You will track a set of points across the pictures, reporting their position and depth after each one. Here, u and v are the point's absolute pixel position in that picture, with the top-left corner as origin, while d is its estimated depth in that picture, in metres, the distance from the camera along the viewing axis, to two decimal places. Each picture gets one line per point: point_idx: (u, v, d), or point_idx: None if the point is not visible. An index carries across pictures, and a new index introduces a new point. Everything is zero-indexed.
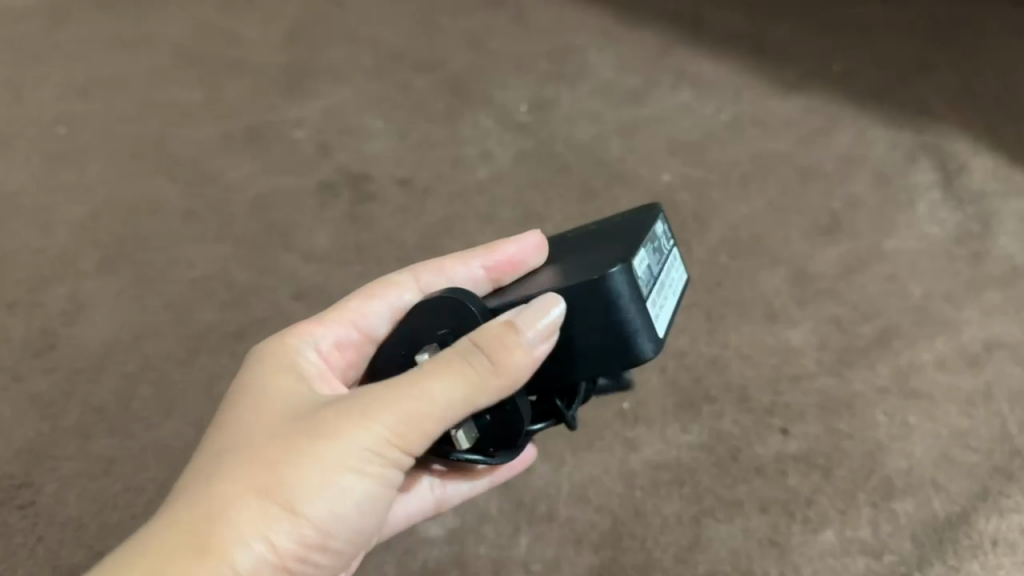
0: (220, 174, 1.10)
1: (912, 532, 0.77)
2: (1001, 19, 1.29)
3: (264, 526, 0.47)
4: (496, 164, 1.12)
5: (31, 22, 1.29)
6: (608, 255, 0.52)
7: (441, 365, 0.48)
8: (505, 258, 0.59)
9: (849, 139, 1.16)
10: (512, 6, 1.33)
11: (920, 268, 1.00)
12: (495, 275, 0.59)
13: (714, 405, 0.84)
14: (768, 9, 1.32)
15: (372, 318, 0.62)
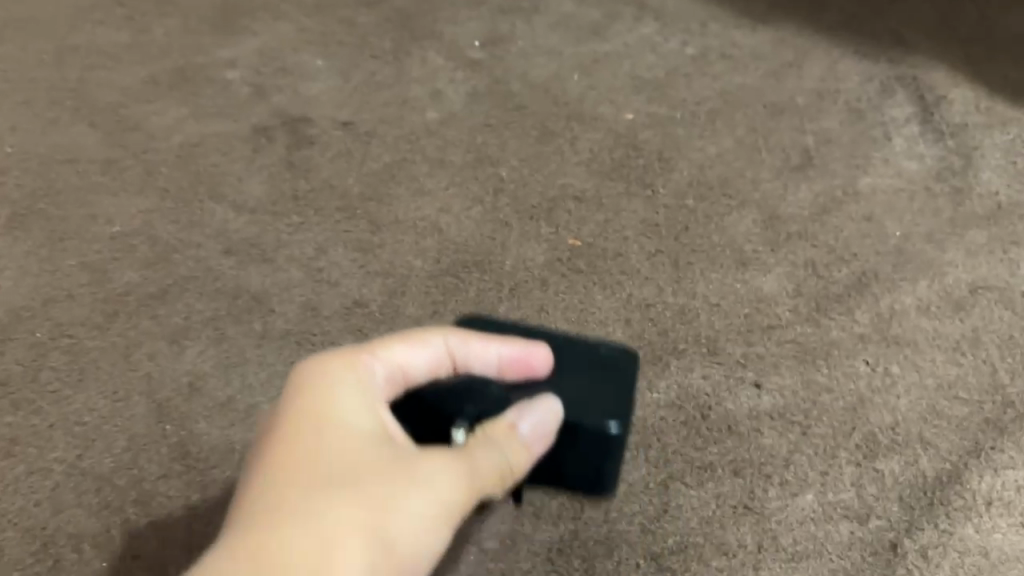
0: (146, 119, 1.00)
1: (900, 495, 0.69)
2: None
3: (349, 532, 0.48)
4: (447, 104, 1.04)
5: None
6: (597, 407, 0.61)
7: (478, 441, 0.54)
8: (518, 355, 0.61)
9: (822, 72, 1.09)
10: None
11: (898, 207, 0.93)
12: (503, 371, 0.61)
13: (683, 359, 0.77)
14: None
15: (412, 368, 0.57)
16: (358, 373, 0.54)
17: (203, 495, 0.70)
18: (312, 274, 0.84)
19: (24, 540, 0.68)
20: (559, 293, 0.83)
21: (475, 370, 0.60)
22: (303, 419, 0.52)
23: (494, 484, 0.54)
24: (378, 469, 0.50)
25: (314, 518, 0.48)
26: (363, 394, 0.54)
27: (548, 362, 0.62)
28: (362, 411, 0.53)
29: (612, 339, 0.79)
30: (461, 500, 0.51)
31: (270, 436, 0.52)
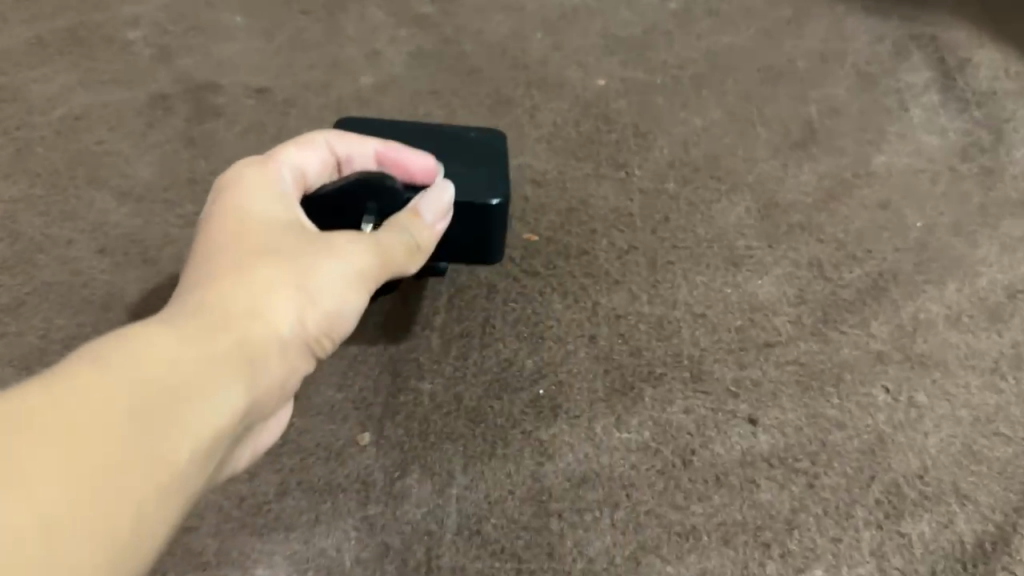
0: (24, 86, 0.84)
1: (934, 566, 0.56)
2: None
3: (280, 279, 0.44)
4: (384, 68, 0.88)
5: None
6: (483, 184, 0.60)
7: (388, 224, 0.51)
8: (396, 158, 0.58)
9: (825, 31, 0.93)
10: None
11: (916, 192, 0.78)
12: (381, 167, 0.58)
13: (660, 387, 0.62)
14: None
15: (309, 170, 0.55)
16: (267, 173, 0.51)
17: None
18: None
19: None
20: (506, 301, 0.67)
21: (358, 164, 0.58)
22: (215, 218, 0.47)
23: (407, 251, 0.51)
24: (299, 238, 0.46)
25: (234, 276, 0.43)
26: (273, 197, 0.50)
27: (429, 166, 0.58)
28: (271, 198, 0.49)
29: (574, 361, 0.63)
30: (375, 248, 0.48)
31: (196, 238, 0.47)
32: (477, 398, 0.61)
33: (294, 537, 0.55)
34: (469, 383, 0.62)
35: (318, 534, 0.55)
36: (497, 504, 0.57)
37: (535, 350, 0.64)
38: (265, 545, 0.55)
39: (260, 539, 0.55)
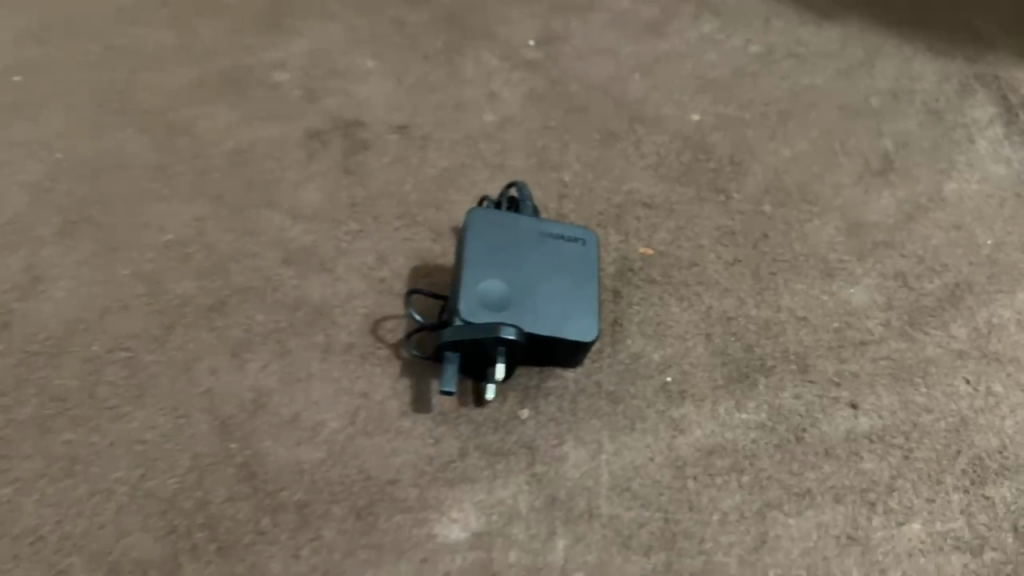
0: (195, 123, 0.97)
1: (1014, 523, 0.65)
2: None
3: None
4: (502, 107, 1.00)
5: None
6: (588, 319, 0.70)
7: None
8: None
9: (895, 72, 1.04)
10: None
11: (985, 215, 0.89)
12: None
13: (771, 377, 0.72)
14: None
15: None
16: None
17: (276, 519, 0.62)
18: (375, 284, 0.80)
19: (85, 567, 0.60)
20: (632, 306, 0.77)
21: None
22: None
23: None
24: None
25: None
26: None
27: None
28: None
29: (694, 354, 0.74)
30: None
31: None
32: (614, 384, 0.71)
33: (479, 487, 0.64)
34: (605, 371, 0.72)
35: (498, 486, 0.64)
36: (641, 466, 0.66)
37: (660, 345, 0.74)
38: (451, 494, 0.64)
39: (447, 489, 0.64)
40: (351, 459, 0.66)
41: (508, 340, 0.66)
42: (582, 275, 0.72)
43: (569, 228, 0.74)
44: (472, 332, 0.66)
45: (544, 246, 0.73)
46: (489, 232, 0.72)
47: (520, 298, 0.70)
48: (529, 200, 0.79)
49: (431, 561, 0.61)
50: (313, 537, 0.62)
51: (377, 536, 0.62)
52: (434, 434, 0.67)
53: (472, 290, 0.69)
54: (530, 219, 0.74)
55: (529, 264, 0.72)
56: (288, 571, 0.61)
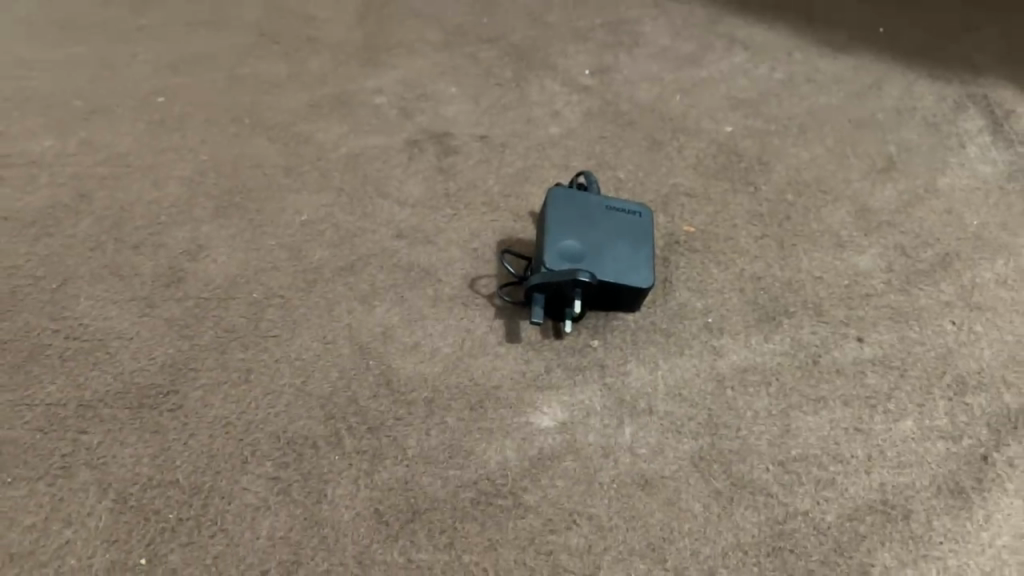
0: (314, 135, 1.12)
1: (987, 421, 0.83)
2: None
3: None
4: (566, 121, 1.17)
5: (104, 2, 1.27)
6: (647, 270, 0.87)
7: None
8: None
9: (898, 93, 1.22)
10: None
11: (973, 202, 1.06)
12: None
13: (793, 318, 0.90)
14: None
15: None
16: None
17: (410, 409, 0.83)
18: (471, 253, 0.98)
19: (268, 440, 0.81)
20: (679, 268, 0.95)
21: None
22: None
23: None
24: None
25: None
26: None
27: None
28: None
29: (729, 303, 0.92)
30: None
31: None
32: (667, 322, 0.89)
33: (564, 391, 0.84)
34: (658, 314, 0.90)
35: (578, 390, 0.84)
36: (689, 378, 0.85)
37: (702, 295, 0.92)
38: (541, 395, 0.84)
39: (539, 392, 0.84)
40: (464, 371, 0.86)
41: (584, 282, 0.83)
42: (640, 238, 0.90)
43: (628, 204, 0.92)
44: (555, 275, 0.84)
45: (608, 217, 0.91)
46: (565, 206, 0.91)
47: (592, 253, 0.87)
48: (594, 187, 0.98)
49: (531, 439, 0.81)
50: (441, 421, 0.82)
51: (488, 422, 0.82)
52: (525, 356, 0.87)
53: (554, 248, 0.87)
54: (597, 198, 0.92)
55: (598, 229, 0.89)
56: (423, 443, 0.81)
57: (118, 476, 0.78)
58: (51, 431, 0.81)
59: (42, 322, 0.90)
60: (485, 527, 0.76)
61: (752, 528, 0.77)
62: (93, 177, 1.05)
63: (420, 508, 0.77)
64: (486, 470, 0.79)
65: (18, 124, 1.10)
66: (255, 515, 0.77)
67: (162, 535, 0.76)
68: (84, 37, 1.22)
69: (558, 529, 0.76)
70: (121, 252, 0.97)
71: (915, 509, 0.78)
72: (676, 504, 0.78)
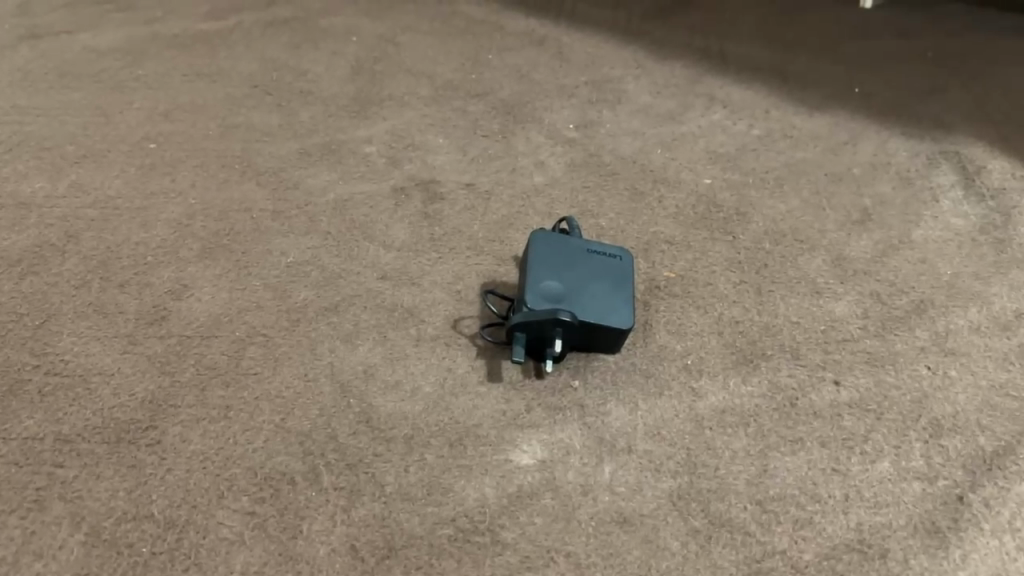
0: (303, 180, 1.13)
1: (963, 462, 0.85)
2: (996, 52, 1.42)
3: None
4: (550, 172, 1.18)
5: (102, 54, 1.30)
6: (627, 312, 0.88)
7: None
8: None
9: (873, 150, 1.25)
10: (550, 43, 1.39)
11: (947, 253, 1.08)
12: None
13: (771, 361, 0.93)
14: (786, 47, 1.41)
15: None
16: None
17: (389, 446, 0.83)
18: (455, 296, 0.99)
19: (245, 475, 0.81)
20: (660, 312, 0.97)
21: None
22: None
23: None
24: None
25: None
26: None
27: None
28: None
29: (708, 346, 0.94)
30: None
31: None
32: (647, 364, 0.91)
33: (544, 429, 0.85)
34: (638, 356, 0.92)
35: (557, 428, 0.85)
36: (668, 419, 0.87)
37: (682, 338, 0.94)
38: (522, 433, 0.85)
39: (519, 430, 0.85)
40: (444, 410, 0.87)
41: (564, 322, 0.85)
42: (621, 280, 0.91)
43: (610, 247, 0.94)
44: (536, 315, 0.85)
45: (590, 259, 0.93)
46: (547, 248, 0.92)
47: (573, 294, 0.88)
48: (577, 232, 1.00)
49: (509, 477, 0.82)
50: (419, 459, 0.83)
51: (467, 460, 0.83)
52: (506, 395, 0.88)
53: (536, 288, 0.88)
54: (580, 241, 0.94)
55: (579, 271, 0.91)
56: (401, 480, 0.81)
57: (93, 510, 0.78)
58: (26, 464, 0.81)
59: (22, 358, 0.90)
60: (462, 564, 0.76)
61: (729, 566, 0.77)
62: (82, 219, 1.05)
63: (397, 545, 0.77)
64: (464, 507, 0.80)
65: (10, 166, 1.11)
66: (229, 550, 0.76)
67: (134, 569, 0.74)
68: (80, 86, 1.24)
69: (536, 566, 0.76)
70: (106, 290, 0.97)
71: (892, 548, 0.79)
72: (654, 542, 0.78)
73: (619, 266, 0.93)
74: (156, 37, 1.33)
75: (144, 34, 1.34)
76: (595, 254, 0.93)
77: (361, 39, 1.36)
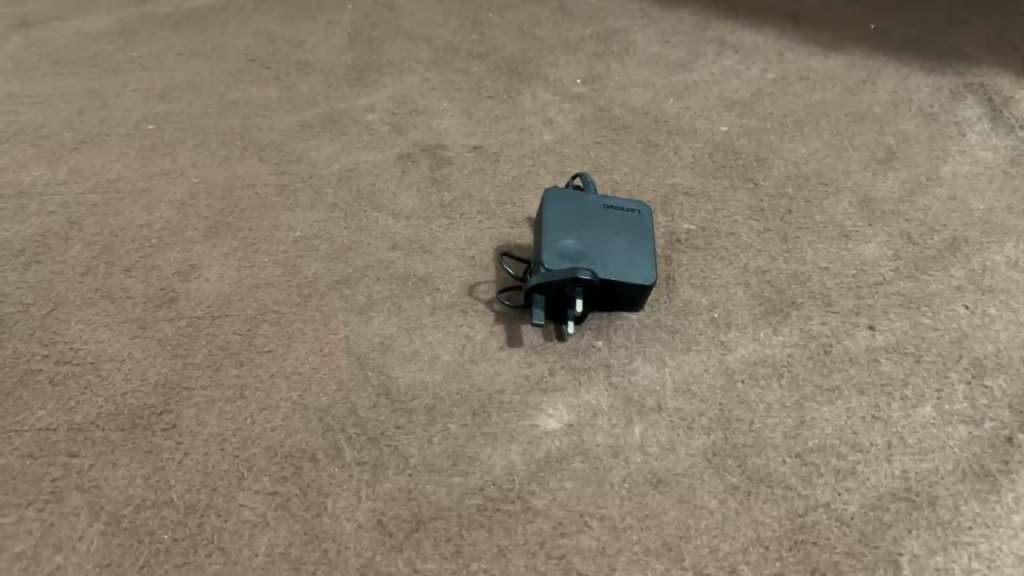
0: (306, 153, 1.10)
1: (1009, 403, 0.83)
2: None
3: None
4: (560, 129, 1.14)
5: (94, 37, 1.26)
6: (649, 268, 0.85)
7: None
8: None
9: (893, 86, 1.20)
10: None
11: (978, 188, 1.04)
12: None
13: (801, 309, 0.89)
14: None
15: None
16: None
17: (410, 417, 0.81)
18: (469, 262, 0.96)
19: (265, 455, 0.79)
20: (682, 266, 0.94)
21: None
22: None
23: None
24: None
25: None
26: None
27: None
28: None
29: (735, 298, 0.90)
30: None
31: None
32: (672, 319, 0.88)
33: (569, 392, 0.82)
34: (662, 311, 0.89)
35: (583, 391, 0.82)
36: (698, 374, 0.84)
37: (707, 291, 0.91)
38: (546, 397, 0.82)
39: (543, 394, 0.82)
40: (465, 377, 0.84)
41: (584, 281, 0.81)
42: (641, 234, 0.88)
43: (627, 202, 0.91)
44: (554, 275, 0.82)
45: (608, 215, 0.89)
46: (562, 206, 0.89)
47: (592, 252, 0.85)
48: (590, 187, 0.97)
49: (536, 443, 0.79)
50: (443, 429, 0.80)
51: (491, 427, 0.80)
52: (528, 359, 0.85)
53: (553, 248, 0.85)
54: (595, 196, 0.91)
55: (597, 227, 0.87)
56: (425, 452, 0.79)
57: (111, 499, 0.76)
58: (41, 456, 0.79)
59: (31, 349, 0.87)
60: (493, 534, 0.74)
61: (771, 522, 0.75)
62: (84, 205, 1.03)
63: (425, 518, 0.75)
64: (492, 475, 0.77)
65: (8, 156, 1.08)
66: (253, 532, 0.74)
67: (157, 557, 0.73)
68: (73, 71, 1.21)
69: (570, 532, 0.74)
70: (112, 275, 0.95)
71: (940, 495, 0.76)
72: (691, 501, 0.76)
73: (638, 219, 0.89)
74: (148, 17, 1.30)
75: (135, 14, 1.30)
76: (612, 208, 0.90)
77: (356, 5, 1.32)
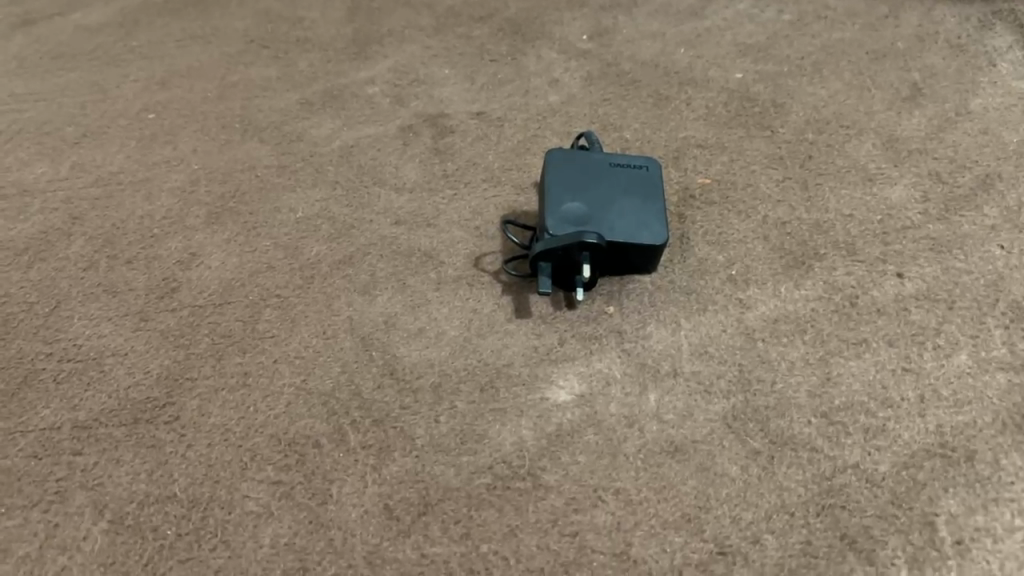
0: (306, 132, 1.07)
1: None
2: None
3: None
4: (566, 88, 1.09)
5: (93, 28, 1.24)
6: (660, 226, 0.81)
7: None
8: None
9: (919, 18, 1.12)
10: None
11: (1011, 120, 0.98)
12: None
13: (825, 260, 0.85)
14: None
15: None
16: None
17: (417, 397, 0.78)
18: (475, 233, 0.92)
19: (268, 443, 0.76)
20: (696, 222, 0.89)
21: None
22: None
23: None
24: None
25: None
26: None
27: None
28: None
29: (753, 253, 0.86)
30: None
31: None
32: (685, 279, 0.84)
33: (580, 361, 0.79)
34: (675, 272, 0.84)
35: (595, 359, 0.79)
36: (715, 335, 0.80)
37: (724, 248, 0.86)
38: (556, 369, 0.79)
39: (553, 365, 0.79)
40: (472, 352, 0.81)
41: (591, 245, 0.77)
42: (650, 191, 0.83)
43: (634, 158, 0.86)
44: (560, 241, 0.78)
45: (615, 174, 0.85)
46: (565, 168, 0.85)
47: (599, 214, 0.81)
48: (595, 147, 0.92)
49: (548, 417, 0.76)
50: (450, 407, 0.77)
51: (500, 403, 0.77)
52: (536, 329, 0.82)
53: (557, 213, 0.81)
54: (600, 155, 0.86)
55: (603, 188, 0.83)
56: (432, 432, 0.76)
57: (115, 496, 0.74)
58: (45, 456, 0.77)
59: (34, 348, 0.86)
60: (503, 513, 0.71)
61: (797, 487, 0.71)
62: (86, 199, 1.01)
63: (432, 500, 0.72)
64: (502, 452, 0.74)
65: (10, 155, 1.07)
66: (257, 523, 0.72)
67: (160, 553, 0.71)
68: (73, 64, 1.19)
69: (583, 508, 0.71)
70: (114, 268, 0.93)
71: (978, 449, 0.72)
72: (710, 469, 0.72)
73: (647, 175, 0.85)
74: (146, 4, 1.27)
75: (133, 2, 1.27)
76: (619, 166, 0.85)
77: None
